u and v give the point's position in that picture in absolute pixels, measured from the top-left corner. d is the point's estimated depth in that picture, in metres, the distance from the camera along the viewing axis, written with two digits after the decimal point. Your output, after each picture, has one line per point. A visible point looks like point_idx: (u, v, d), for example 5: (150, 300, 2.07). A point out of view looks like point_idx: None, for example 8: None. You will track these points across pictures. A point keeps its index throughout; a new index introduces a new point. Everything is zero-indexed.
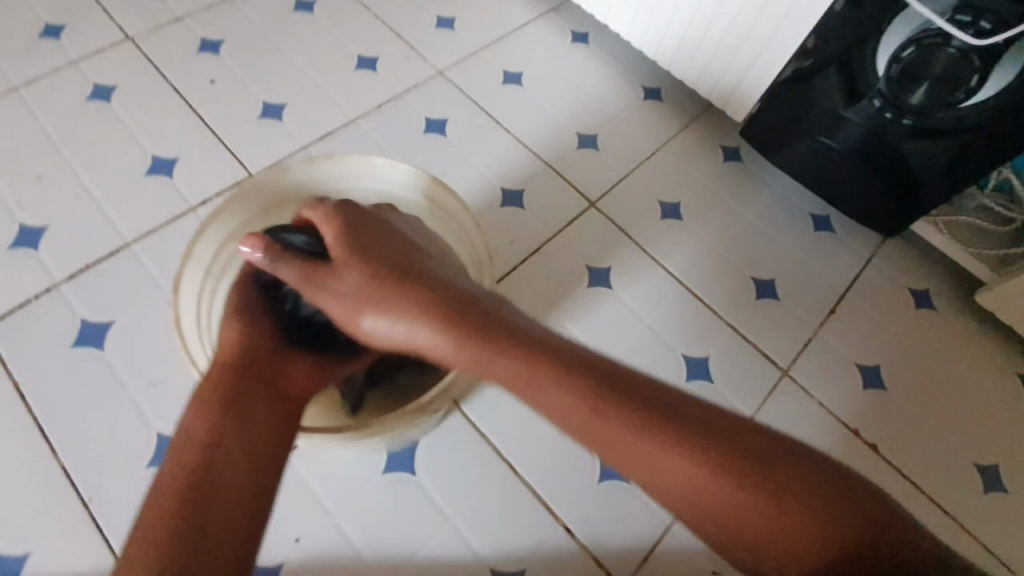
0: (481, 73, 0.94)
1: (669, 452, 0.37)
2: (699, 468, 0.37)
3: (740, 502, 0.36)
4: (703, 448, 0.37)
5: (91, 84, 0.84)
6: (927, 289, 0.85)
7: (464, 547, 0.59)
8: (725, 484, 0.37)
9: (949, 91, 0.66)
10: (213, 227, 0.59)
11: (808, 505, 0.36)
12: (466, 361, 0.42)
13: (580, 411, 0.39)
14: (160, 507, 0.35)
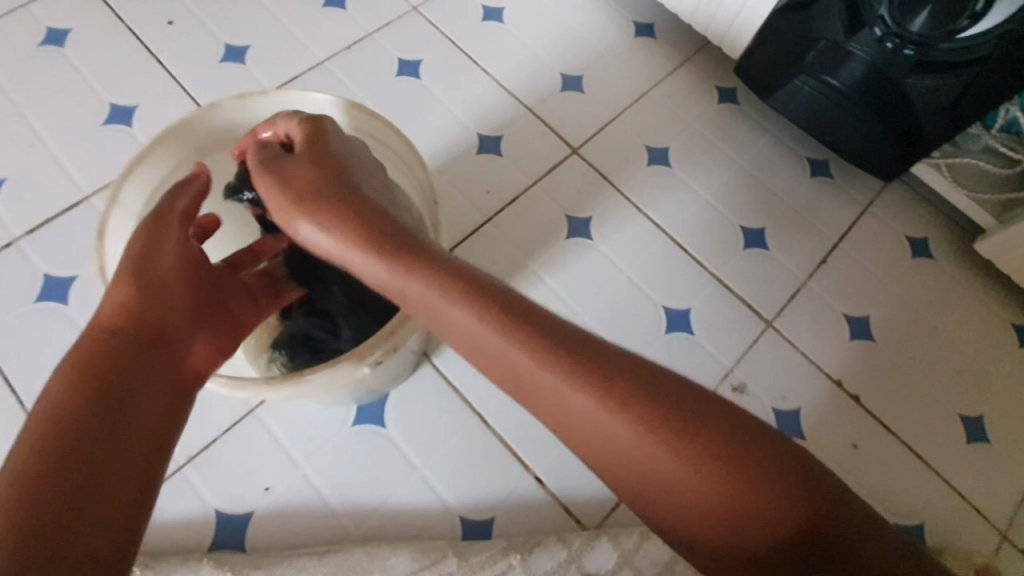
0: (458, 9, 0.87)
1: (578, 396, 0.37)
2: (627, 411, 0.36)
3: (676, 476, 0.35)
4: (673, 429, 0.35)
5: (42, 27, 0.80)
6: (926, 238, 0.81)
7: (432, 497, 0.59)
8: (662, 447, 0.35)
9: (953, 18, 0.61)
10: (145, 165, 0.54)
11: (759, 487, 0.34)
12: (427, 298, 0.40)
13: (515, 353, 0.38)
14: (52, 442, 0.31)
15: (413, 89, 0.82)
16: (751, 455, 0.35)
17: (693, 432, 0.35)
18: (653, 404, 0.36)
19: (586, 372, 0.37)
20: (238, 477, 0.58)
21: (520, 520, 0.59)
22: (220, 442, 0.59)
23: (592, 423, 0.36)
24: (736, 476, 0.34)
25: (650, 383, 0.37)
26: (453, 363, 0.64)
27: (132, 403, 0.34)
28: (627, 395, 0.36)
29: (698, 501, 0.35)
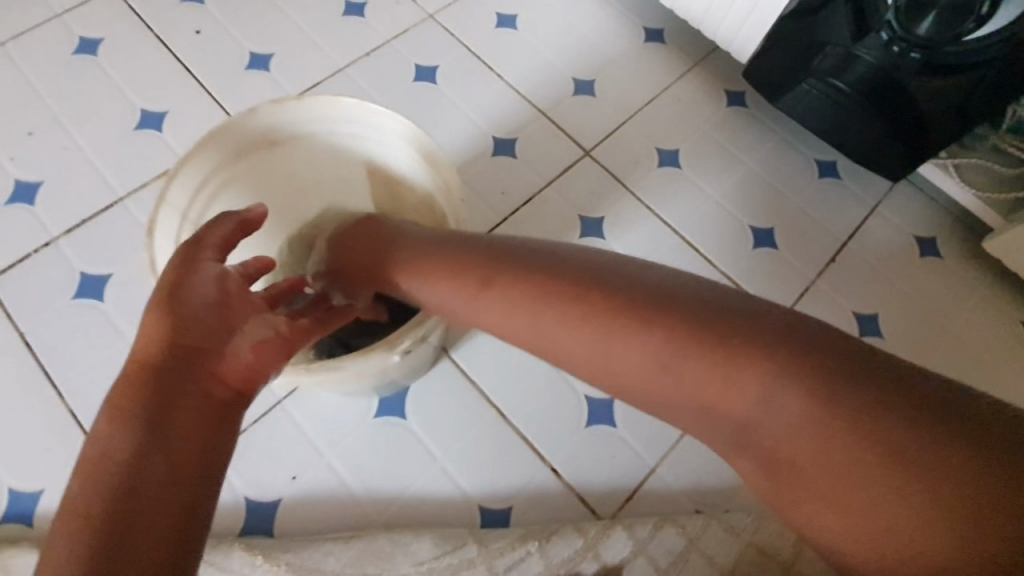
0: (473, 16, 0.90)
1: (749, 375, 0.35)
2: (806, 391, 0.34)
3: (864, 466, 0.32)
4: (847, 425, 0.33)
5: (77, 37, 0.83)
6: (934, 237, 0.82)
7: (451, 485, 0.61)
8: (851, 442, 0.33)
9: (960, 20, 0.62)
10: (187, 169, 0.57)
11: (976, 488, 0.31)
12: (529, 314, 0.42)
13: (657, 348, 0.38)
14: (90, 498, 0.30)
15: (431, 95, 0.84)
16: (956, 440, 0.31)
17: (870, 429, 0.32)
18: (839, 381, 0.34)
19: (727, 356, 0.36)
20: (266, 466, 0.61)
21: (537, 509, 0.61)
22: (248, 432, 0.62)
23: (777, 415, 0.35)
24: (862, 419, 0.33)
25: (824, 359, 0.35)
26: (470, 358, 0.67)
27: (159, 455, 0.31)
28: (769, 363, 0.35)
29: (917, 511, 0.31)
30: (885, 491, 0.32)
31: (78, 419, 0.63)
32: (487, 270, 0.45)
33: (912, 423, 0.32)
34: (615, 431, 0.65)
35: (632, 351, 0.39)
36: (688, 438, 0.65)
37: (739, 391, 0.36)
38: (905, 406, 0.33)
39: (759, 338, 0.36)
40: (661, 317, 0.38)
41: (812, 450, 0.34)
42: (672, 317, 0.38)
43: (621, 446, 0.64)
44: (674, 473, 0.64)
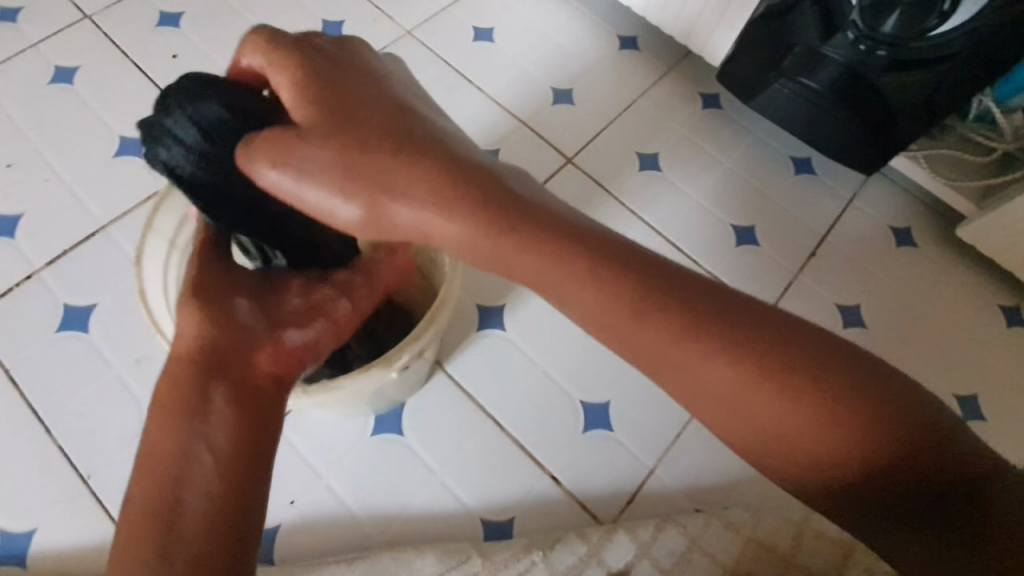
0: (450, 30, 0.91)
1: (655, 330, 0.37)
2: (705, 344, 0.37)
3: (772, 403, 0.36)
4: (766, 363, 0.36)
5: (51, 67, 0.83)
6: (910, 227, 0.85)
7: (452, 500, 0.61)
8: (746, 380, 0.37)
9: (922, 18, 0.64)
10: (174, 198, 0.57)
11: (859, 418, 0.36)
12: (472, 236, 0.38)
13: (581, 289, 0.38)
14: (148, 480, 0.35)
15: None
16: (845, 387, 0.36)
17: (780, 366, 0.36)
18: (743, 337, 0.37)
19: (670, 308, 0.37)
20: None
21: (538, 518, 0.61)
22: None
23: (686, 360, 0.37)
24: (852, 425, 0.36)
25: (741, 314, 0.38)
26: (464, 370, 0.67)
27: (205, 438, 0.36)
28: (783, 374, 0.36)
29: (820, 442, 0.36)
30: (802, 423, 0.36)
31: (67, 454, 0.62)
32: (471, 194, 0.38)
33: (908, 440, 0.35)
34: (612, 434, 0.65)
35: (573, 296, 0.38)
36: (684, 438, 0.66)
37: (765, 399, 0.36)
38: (906, 423, 0.36)
39: (790, 352, 0.37)
40: (706, 326, 0.37)
41: (783, 446, 0.37)
42: (725, 325, 0.37)
43: (619, 449, 0.64)
44: (672, 473, 0.64)
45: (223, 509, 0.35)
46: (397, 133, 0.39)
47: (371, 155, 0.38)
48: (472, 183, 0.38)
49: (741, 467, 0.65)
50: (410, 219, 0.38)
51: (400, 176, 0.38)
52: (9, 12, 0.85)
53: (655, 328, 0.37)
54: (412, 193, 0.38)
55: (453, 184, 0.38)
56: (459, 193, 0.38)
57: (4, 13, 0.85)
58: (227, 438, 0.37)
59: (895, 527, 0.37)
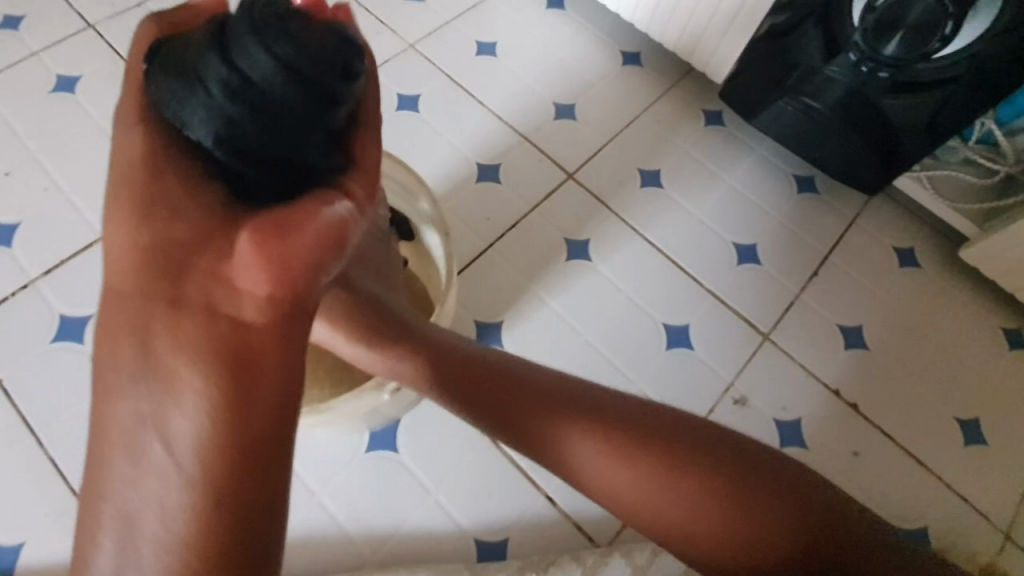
0: (453, 45, 0.91)
1: (623, 461, 0.48)
2: (643, 467, 0.47)
3: (708, 513, 0.46)
4: (690, 479, 0.46)
5: (54, 76, 0.83)
6: (912, 248, 0.84)
7: (447, 519, 0.60)
8: (685, 496, 0.46)
9: (924, 41, 0.64)
10: None
11: (774, 518, 0.45)
12: (602, 463, 0.48)
13: (577, 432, 0.49)
14: (123, 455, 0.34)
15: (414, 123, 0.85)
16: (757, 489, 0.46)
17: (710, 479, 0.46)
18: (669, 458, 0.47)
19: (625, 440, 0.48)
20: None
21: (533, 540, 0.60)
22: None
23: (636, 490, 0.47)
24: (767, 522, 0.45)
25: (664, 436, 0.48)
26: None
27: (183, 408, 0.33)
28: (711, 479, 0.46)
29: (752, 554, 0.45)
30: (735, 535, 0.45)
31: (60, 470, 0.61)
32: (590, 427, 0.49)
33: (810, 537, 0.44)
34: None
35: (584, 447, 0.49)
36: None
37: (688, 508, 0.46)
38: (808, 524, 0.44)
39: (715, 457, 0.47)
40: (634, 451, 0.48)
41: (713, 543, 0.46)
42: (652, 444, 0.48)
43: None
44: None
45: (221, 492, 0.33)
46: (505, 388, 0.51)
47: (530, 411, 0.50)
48: (601, 415, 0.50)
49: None
50: (558, 458, 0.50)
51: (553, 416, 0.50)
52: (13, 21, 0.86)
53: (601, 450, 0.48)
54: (565, 426, 0.49)
55: (569, 416, 0.50)
56: (581, 413, 0.50)
57: (8, 21, 0.86)
58: (214, 405, 0.33)
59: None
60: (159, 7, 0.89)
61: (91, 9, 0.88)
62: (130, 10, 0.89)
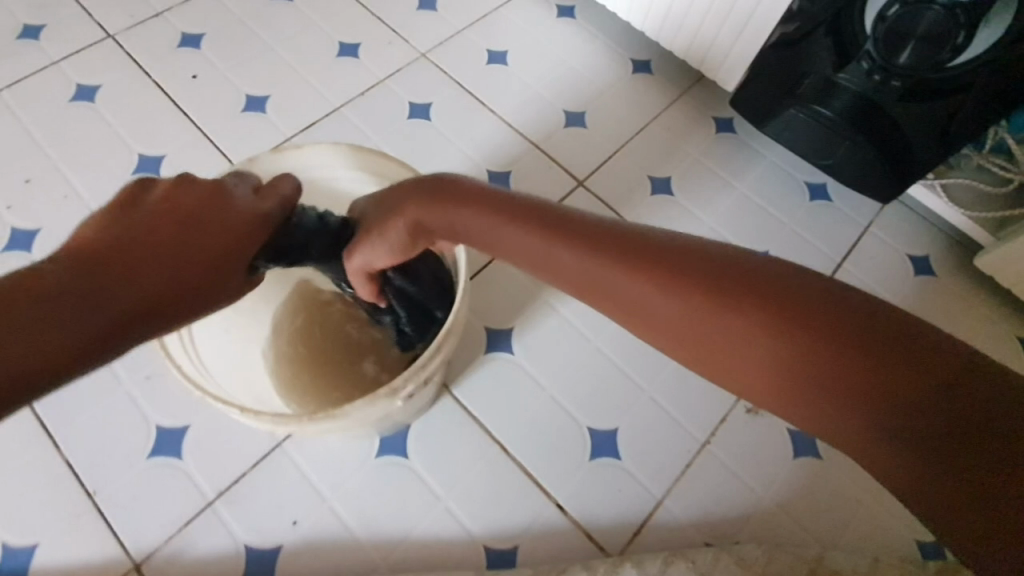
0: (464, 53, 0.92)
1: (569, 255, 0.33)
2: (607, 257, 0.32)
3: (712, 315, 0.29)
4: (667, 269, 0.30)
5: (74, 85, 0.85)
6: (927, 256, 0.83)
7: (456, 526, 0.60)
8: (667, 292, 0.30)
9: (935, 52, 0.64)
10: None
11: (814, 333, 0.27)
12: (549, 269, 0.34)
13: (508, 237, 0.36)
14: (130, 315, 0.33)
15: (426, 131, 0.86)
16: (790, 298, 0.28)
17: (707, 278, 0.30)
18: (636, 247, 0.32)
19: (571, 237, 0.33)
20: (267, 512, 0.59)
21: (543, 548, 0.60)
22: (248, 477, 0.61)
23: (600, 279, 0.32)
24: (805, 327, 0.27)
25: (629, 233, 0.33)
26: (472, 393, 0.66)
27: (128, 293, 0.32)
28: (707, 276, 0.30)
29: (789, 378, 0.28)
30: (749, 327, 0.28)
31: (72, 468, 0.60)
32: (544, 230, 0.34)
33: (890, 367, 0.25)
34: (620, 463, 0.64)
35: (516, 247, 0.36)
36: (694, 469, 0.64)
37: (686, 318, 0.30)
38: (887, 356, 0.26)
39: (745, 278, 0.29)
40: (613, 252, 0.32)
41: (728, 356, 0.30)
42: (647, 261, 0.31)
43: (627, 478, 0.63)
44: (682, 504, 0.63)
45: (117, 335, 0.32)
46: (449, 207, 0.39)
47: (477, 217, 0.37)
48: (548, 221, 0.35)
49: (752, 500, 0.64)
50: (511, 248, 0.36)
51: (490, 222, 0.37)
52: (35, 31, 0.88)
53: (581, 258, 0.33)
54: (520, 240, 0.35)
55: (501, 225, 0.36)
56: (521, 223, 0.35)
57: (30, 32, 0.88)
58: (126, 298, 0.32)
59: (903, 484, 0.26)
60: (177, 18, 0.91)
61: (111, 20, 0.90)
62: (148, 21, 0.91)
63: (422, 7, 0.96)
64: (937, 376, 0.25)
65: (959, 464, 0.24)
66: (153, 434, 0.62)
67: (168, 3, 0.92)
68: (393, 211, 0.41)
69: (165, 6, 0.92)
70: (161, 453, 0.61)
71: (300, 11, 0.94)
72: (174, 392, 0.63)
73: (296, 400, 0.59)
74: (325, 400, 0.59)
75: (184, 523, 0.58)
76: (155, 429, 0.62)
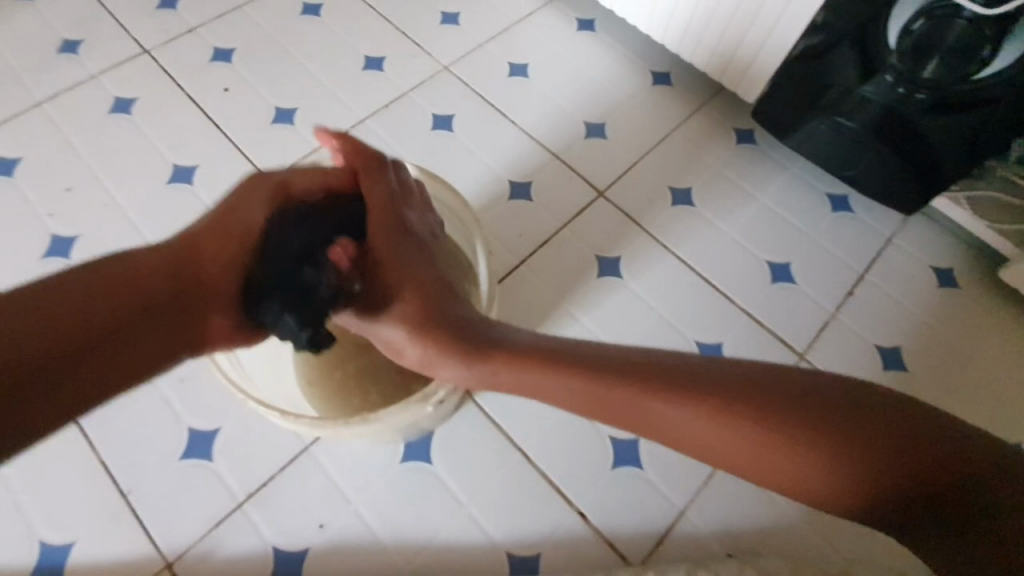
0: (486, 66, 0.94)
1: (637, 400, 0.39)
2: (668, 401, 0.38)
3: (768, 449, 0.35)
4: (722, 409, 0.36)
5: (112, 97, 0.88)
6: (951, 268, 0.82)
7: (479, 532, 0.61)
8: (726, 430, 0.36)
9: (962, 64, 0.64)
10: None
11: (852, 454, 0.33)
12: (617, 407, 0.40)
13: (570, 380, 0.41)
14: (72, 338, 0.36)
15: (448, 143, 0.87)
16: (826, 418, 0.34)
17: (753, 412, 0.36)
18: (691, 394, 0.37)
19: (630, 379, 0.39)
20: (295, 515, 0.61)
21: (566, 556, 0.60)
22: (276, 479, 0.62)
23: (668, 421, 0.38)
24: (844, 449, 0.33)
25: (678, 375, 0.38)
26: (494, 401, 0.67)
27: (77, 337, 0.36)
28: (754, 411, 0.36)
29: (840, 490, 0.34)
30: (800, 455, 0.35)
31: (107, 468, 0.62)
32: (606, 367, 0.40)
33: (892, 452, 0.33)
34: (642, 472, 0.64)
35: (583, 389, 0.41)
36: (716, 480, 0.64)
37: (724, 440, 0.36)
38: (909, 462, 0.32)
39: (754, 391, 0.36)
40: (650, 390, 0.39)
41: (763, 468, 0.36)
42: (680, 396, 0.38)
43: (649, 487, 0.63)
44: (704, 514, 0.63)
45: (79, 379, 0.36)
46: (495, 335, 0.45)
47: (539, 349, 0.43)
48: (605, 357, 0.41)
49: (775, 512, 0.63)
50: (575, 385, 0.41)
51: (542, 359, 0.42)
52: (75, 46, 0.92)
53: (647, 403, 0.38)
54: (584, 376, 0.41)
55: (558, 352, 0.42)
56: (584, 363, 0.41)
57: (70, 47, 0.92)
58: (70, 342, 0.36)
59: (920, 541, 0.34)
60: (210, 33, 0.94)
61: (146, 35, 0.93)
62: (182, 36, 0.94)
63: (445, 21, 0.98)
64: (925, 442, 0.33)
65: (961, 515, 0.32)
66: (185, 437, 0.63)
67: (201, 19, 0.95)
68: (430, 341, 0.45)
69: (199, 21, 0.95)
70: (193, 455, 0.62)
71: (328, 26, 0.96)
72: (206, 396, 0.65)
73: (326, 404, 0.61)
74: (351, 405, 0.60)
75: (215, 524, 0.60)
76: (187, 432, 0.64)
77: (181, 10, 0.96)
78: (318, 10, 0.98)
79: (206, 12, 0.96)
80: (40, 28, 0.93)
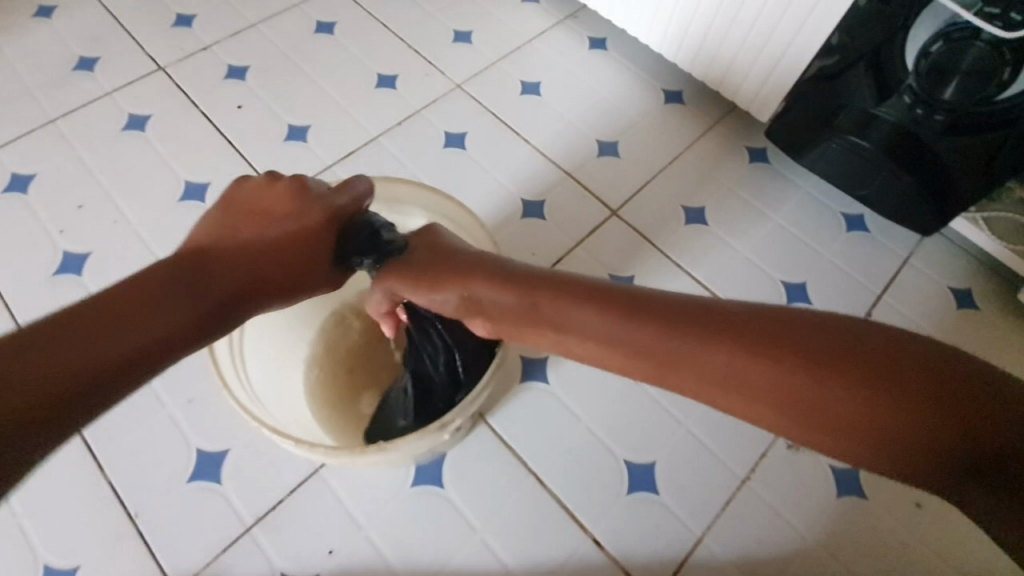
0: (498, 84, 0.94)
1: (669, 342, 0.35)
2: (702, 339, 0.34)
3: (825, 399, 0.30)
4: (770, 352, 0.32)
5: (126, 114, 0.88)
6: (969, 289, 0.81)
7: (492, 559, 0.59)
8: (773, 372, 0.31)
9: (981, 86, 0.64)
10: None
11: (935, 406, 0.28)
12: (645, 350, 0.36)
13: (600, 321, 0.38)
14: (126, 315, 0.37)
15: (461, 160, 0.87)
16: (901, 366, 0.29)
17: (807, 355, 0.31)
18: (737, 334, 0.33)
19: (662, 321, 0.35)
20: (304, 539, 0.59)
21: None
22: (287, 502, 0.61)
23: (704, 365, 0.34)
24: (921, 398, 0.28)
25: (723, 313, 0.34)
26: (507, 424, 0.66)
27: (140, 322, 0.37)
28: (811, 353, 0.31)
29: (919, 451, 0.28)
30: (865, 405, 0.29)
31: (115, 490, 0.61)
32: (631, 311, 0.37)
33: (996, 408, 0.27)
34: (657, 498, 0.63)
35: (608, 332, 0.37)
36: (734, 506, 0.63)
37: (785, 384, 0.31)
38: (1005, 422, 0.27)
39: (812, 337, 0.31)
40: (690, 324, 0.34)
41: (826, 421, 0.31)
42: (727, 331, 0.33)
43: (665, 515, 0.62)
44: (722, 543, 0.61)
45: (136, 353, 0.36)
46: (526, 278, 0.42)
47: (565, 297, 0.39)
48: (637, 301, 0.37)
49: (796, 540, 0.62)
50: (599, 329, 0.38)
51: (573, 304, 0.39)
52: (90, 62, 0.93)
53: (684, 344, 0.34)
54: (611, 321, 0.37)
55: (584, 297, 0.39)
56: (611, 304, 0.38)
57: (85, 63, 0.92)
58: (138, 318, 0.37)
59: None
60: (224, 51, 0.95)
61: (161, 52, 0.94)
62: (197, 54, 0.95)
63: (458, 40, 0.98)
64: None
65: None
66: (193, 459, 0.63)
67: (215, 37, 0.96)
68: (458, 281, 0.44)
69: (213, 39, 0.96)
70: (201, 477, 0.62)
71: (341, 44, 0.97)
72: (215, 416, 0.64)
73: (338, 430, 0.60)
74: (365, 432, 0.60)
75: (223, 547, 0.59)
76: (196, 454, 0.63)
77: (196, 29, 0.97)
78: (332, 29, 0.98)
79: (220, 30, 0.97)
80: (57, 45, 0.94)
